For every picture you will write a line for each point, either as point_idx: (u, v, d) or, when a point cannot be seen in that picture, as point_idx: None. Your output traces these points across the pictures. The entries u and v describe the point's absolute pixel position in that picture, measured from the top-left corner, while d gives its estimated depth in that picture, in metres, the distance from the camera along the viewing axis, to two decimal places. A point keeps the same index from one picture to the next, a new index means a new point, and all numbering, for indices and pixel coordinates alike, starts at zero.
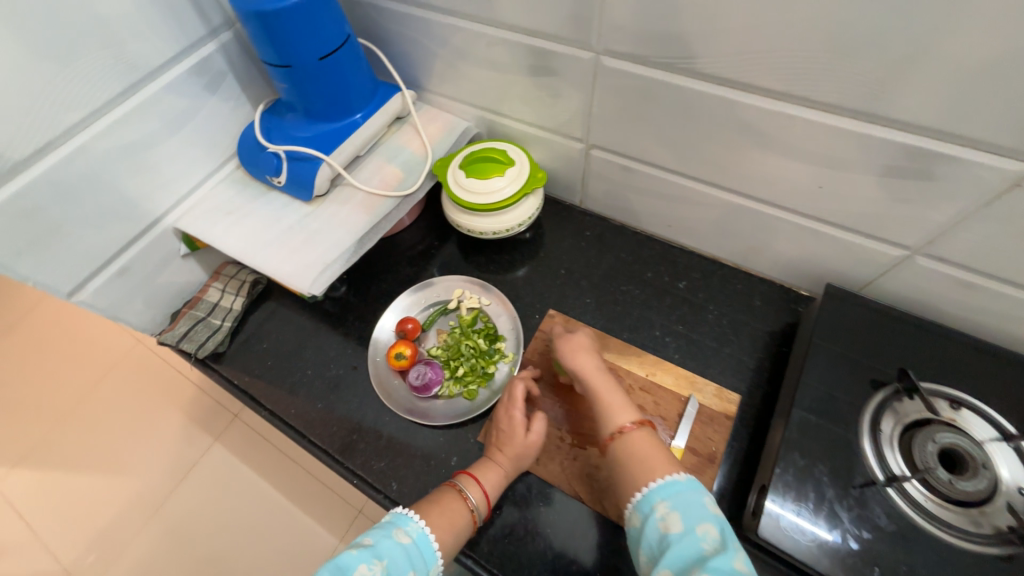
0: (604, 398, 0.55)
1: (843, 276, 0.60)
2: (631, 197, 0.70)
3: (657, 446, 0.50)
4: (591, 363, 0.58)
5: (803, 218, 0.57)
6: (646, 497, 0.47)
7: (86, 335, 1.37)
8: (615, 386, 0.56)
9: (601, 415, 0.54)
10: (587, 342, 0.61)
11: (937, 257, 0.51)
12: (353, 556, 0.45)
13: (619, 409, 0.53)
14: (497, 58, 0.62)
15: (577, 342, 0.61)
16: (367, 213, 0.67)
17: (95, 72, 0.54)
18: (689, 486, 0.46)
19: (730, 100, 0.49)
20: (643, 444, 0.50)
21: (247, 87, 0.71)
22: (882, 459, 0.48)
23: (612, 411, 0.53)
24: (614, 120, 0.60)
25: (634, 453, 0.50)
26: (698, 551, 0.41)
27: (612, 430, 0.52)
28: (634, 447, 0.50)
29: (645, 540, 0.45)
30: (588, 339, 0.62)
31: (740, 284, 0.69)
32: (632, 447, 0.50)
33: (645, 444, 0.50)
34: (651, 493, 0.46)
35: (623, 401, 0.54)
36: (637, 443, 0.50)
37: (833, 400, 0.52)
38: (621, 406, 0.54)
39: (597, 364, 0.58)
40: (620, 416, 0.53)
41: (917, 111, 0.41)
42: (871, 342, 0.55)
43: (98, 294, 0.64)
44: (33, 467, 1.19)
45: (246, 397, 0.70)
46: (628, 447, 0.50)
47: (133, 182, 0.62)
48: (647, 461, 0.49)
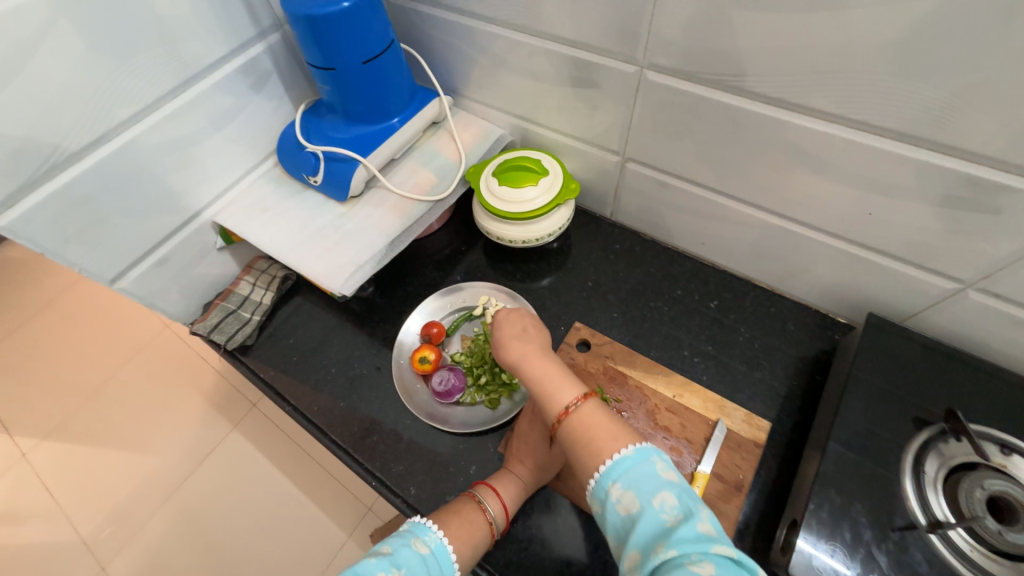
0: (541, 377, 0.49)
1: (886, 306, 0.58)
2: (664, 212, 0.69)
3: (607, 420, 0.45)
4: (521, 346, 0.52)
5: (848, 244, 0.55)
6: (599, 483, 0.42)
7: (118, 317, 1.42)
8: (552, 364, 0.50)
9: (540, 399, 0.49)
10: (518, 324, 0.54)
11: (993, 293, 0.49)
12: (372, 564, 0.43)
13: (558, 388, 0.48)
14: (539, 68, 0.62)
15: (506, 329, 0.54)
16: (400, 216, 0.68)
17: (150, 69, 0.56)
18: (639, 457, 0.41)
19: (779, 120, 0.48)
20: (591, 420, 0.45)
21: (289, 87, 0.73)
22: (925, 502, 0.46)
23: (551, 391, 0.48)
24: (655, 134, 0.59)
25: (582, 435, 0.44)
26: (660, 525, 0.38)
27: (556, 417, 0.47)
28: (580, 426, 0.45)
29: (609, 525, 0.41)
30: (524, 316, 0.56)
31: (773, 307, 0.67)
32: (581, 428, 0.45)
33: (592, 420, 0.45)
34: (602, 477, 0.42)
35: (560, 379, 0.49)
36: (584, 422, 0.45)
37: (872, 436, 0.49)
38: (560, 384, 0.48)
39: (522, 343, 0.52)
40: (561, 395, 0.47)
41: (983, 141, 0.39)
42: (915, 377, 0.52)
43: (137, 282, 0.66)
44: (61, 442, 1.23)
45: (270, 391, 0.71)
46: (575, 429, 0.45)
47: (177, 175, 0.64)
48: (596, 441, 0.44)
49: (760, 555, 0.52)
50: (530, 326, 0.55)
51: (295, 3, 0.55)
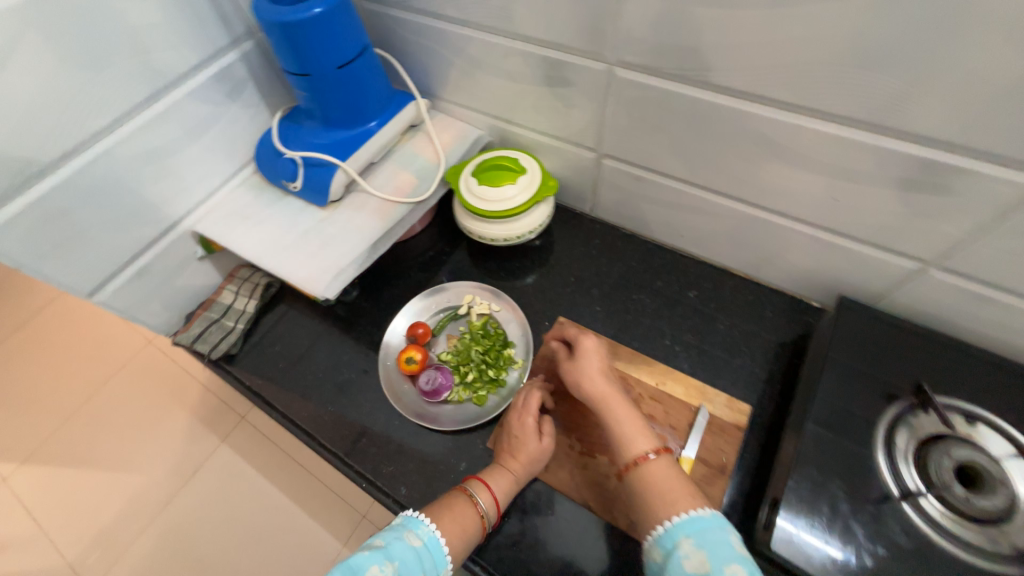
0: (619, 421, 0.51)
1: (856, 288, 0.60)
2: (642, 206, 0.70)
3: (678, 478, 0.48)
4: (608, 387, 0.54)
5: (816, 230, 0.57)
6: (668, 532, 0.44)
7: (98, 334, 1.39)
8: (630, 411, 0.52)
9: (616, 440, 0.51)
10: (601, 364, 0.56)
11: (953, 271, 0.51)
12: (364, 557, 0.45)
13: (639, 435, 0.50)
14: (513, 69, 0.63)
15: (589, 367, 0.56)
16: (381, 219, 0.68)
17: (122, 79, 0.56)
18: (714, 521, 0.43)
19: (744, 111, 0.50)
20: (664, 475, 0.48)
21: (265, 94, 0.73)
22: (897, 474, 0.47)
23: (630, 437, 0.50)
24: (628, 130, 0.60)
25: (654, 485, 0.47)
26: None
27: (631, 459, 0.49)
28: (654, 478, 0.47)
29: None
30: (600, 350, 0.58)
31: (751, 295, 0.69)
32: (653, 478, 0.47)
33: (665, 474, 0.48)
34: (673, 528, 0.44)
35: (637, 426, 0.51)
36: (656, 475, 0.48)
37: (846, 413, 0.51)
38: (636, 431, 0.50)
39: (605, 383, 0.54)
40: (638, 443, 0.50)
41: (933, 126, 0.42)
42: (886, 355, 0.54)
43: (117, 295, 0.65)
44: (42, 464, 1.20)
45: (257, 399, 0.71)
46: (647, 477, 0.48)
47: (154, 186, 0.64)
48: (667, 494, 0.46)
49: (746, 535, 0.53)
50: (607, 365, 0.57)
51: (268, 11, 0.55)
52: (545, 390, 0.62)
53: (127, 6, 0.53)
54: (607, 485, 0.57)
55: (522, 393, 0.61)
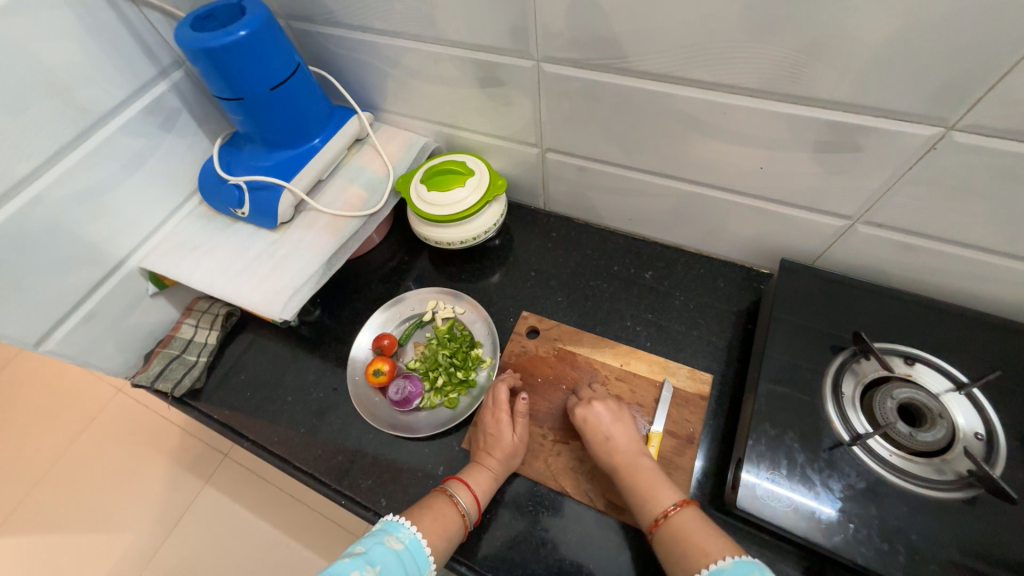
0: (638, 479, 0.52)
1: (797, 251, 0.63)
2: (591, 195, 0.72)
3: (706, 527, 0.48)
4: (622, 445, 0.54)
5: (752, 199, 0.60)
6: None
7: (61, 388, 1.33)
8: (648, 468, 0.53)
9: (637, 500, 0.51)
10: (608, 419, 0.56)
11: (877, 223, 0.54)
12: (345, 564, 0.45)
13: (658, 492, 0.51)
14: (447, 74, 0.64)
15: (601, 424, 0.56)
16: (334, 235, 0.68)
17: (46, 121, 0.54)
18: (742, 572, 0.42)
19: (666, 93, 0.52)
20: (692, 527, 0.48)
21: (202, 122, 0.72)
22: (847, 420, 0.50)
23: (651, 494, 0.51)
24: (565, 123, 0.62)
25: (682, 540, 0.47)
26: None
27: (656, 515, 0.49)
28: (682, 532, 0.47)
29: None
30: (612, 402, 0.58)
31: (703, 269, 0.71)
32: (680, 533, 0.47)
33: (694, 526, 0.48)
34: None
35: (658, 482, 0.51)
36: (683, 527, 0.48)
37: (796, 368, 0.54)
38: (659, 485, 0.51)
39: (619, 437, 0.55)
40: (660, 498, 0.50)
41: (834, 90, 0.44)
42: (828, 310, 0.57)
43: (66, 342, 0.63)
44: (15, 531, 1.15)
45: (227, 431, 0.70)
46: (674, 534, 0.47)
47: (94, 226, 0.62)
48: (699, 544, 0.46)
49: (718, 499, 0.55)
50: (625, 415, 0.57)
51: (191, 38, 0.55)
52: (513, 378, 0.64)
53: (42, 46, 0.52)
54: (582, 469, 0.58)
55: (489, 394, 0.62)
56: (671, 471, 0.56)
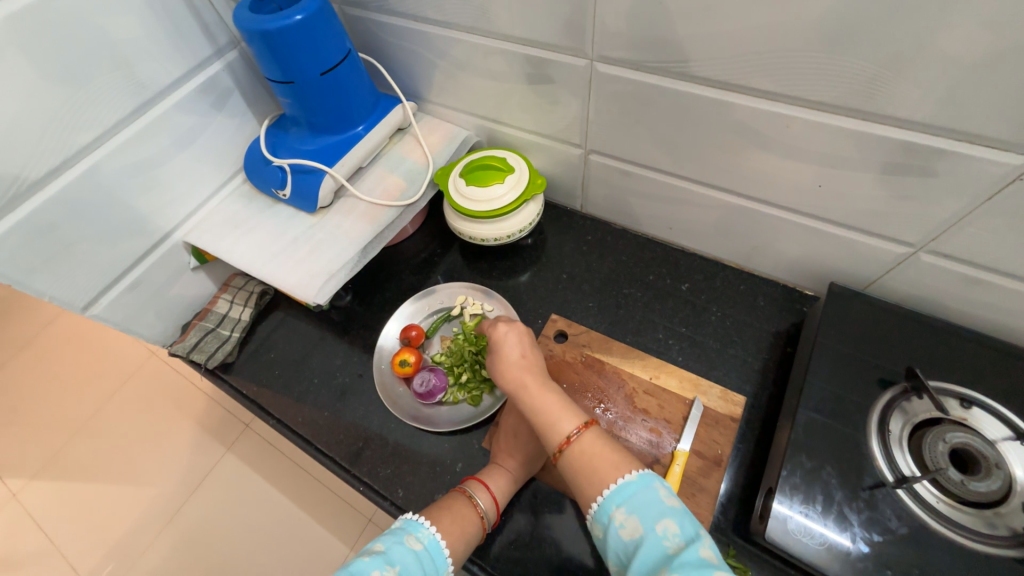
0: (539, 408, 0.49)
1: (848, 275, 0.60)
2: (631, 201, 0.70)
3: (607, 449, 0.46)
4: (521, 374, 0.52)
5: (805, 218, 0.57)
6: (603, 506, 0.43)
7: (102, 347, 1.40)
8: (550, 394, 0.50)
9: (540, 431, 0.49)
10: (512, 351, 0.54)
11: (943, 254, 0.50)
12: (365, 562, 0.43)
13: (557, 419, 0.48)
14: (495, 68, 0.63)
15: (504, 355, 0.54)
16: (371, 223, 0.68)
17: (107, 94, 0.56)
18: (639, 480, 0.42)
19: (725, 101, 0.50)
20: (591, 451, 0.46)
21: (252, 103, 0.73)
22: (891, 459, 0.47)
23: (551, 422, 0.48)
24: (613, 125, 0.60)
25: (583, 465, 0.45)
26: (663, 552, 0.39)
27: (558, 443, 0.47)
28: (581, 458, 0.45)
29: (611, 548, 0.42)
30: (520, 336, 0.56)
31: (743, 286, 0.69)
32: (581, 458, 0.46)
33: (594, 450, 0.46)
34: (606, 501, 0.42)
35: (562, 408, 0.49)
36: (586, 452, 0.46)
37: (840, 401, 0.51)
38: (560, 412, 0.49)
39: (521, 367, 0.53)
40: (560, 425, 0.48)
41: (913, 109, 0.41)
42: (878, 341, 0.54)
43: (111, 308, 0.65)
44: (52, 478, 1.22)
45: (255, 407, 0.71)
46: (575, 460, 0.46)
47: (144, 199, 0.64)
48: (599, 469, 0.45)
49: (742, 526, 0.53)
50: (523, 344, 0.55)
51: (248, 19, 0.55)
52: None
53: (107, 21, 0.54)
54: None
55: None
56: (694, 492, 0.54)
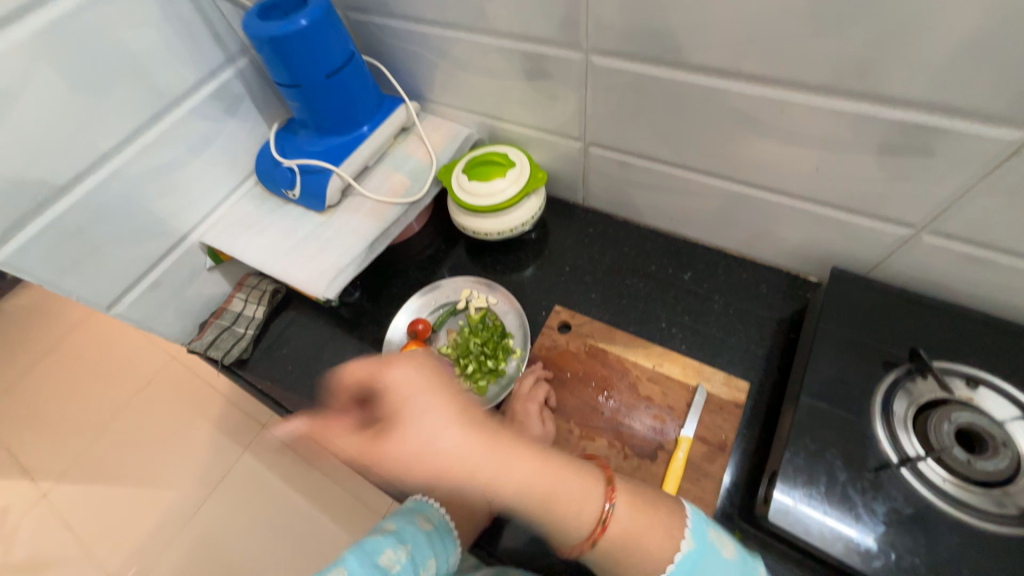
0: (535, 488, 0.41)
1: (850, 260, 0.60)
2: (632, 192, 0.71)
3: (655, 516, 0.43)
4: (495, 457, 0.42)
5: (805, 203, 0.57)
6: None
7: (126, 351, 1.45)
8: (535, 464, 0.42)
9: (558, 517, 0.41)
10: (447, 418, 0.42)
11: (945, 234, 0.50)
12: (378, 540, 0.46)
13: (576, 495, 0.42)
14: (495, 66, 0.64)
15: (434, 430, 0.42)
16: (377, 220, 0.71)
17: (126, 103, 0.59)
18: (699, 541, 0.43)
19: (720, 88, 0.50)
20: (636, 521, 0.42)
21: (262, 108, 0.76)
22: (896, 440, 0.47)
23: (574, 498, 0.41)
24: (611, 118, 0.61)
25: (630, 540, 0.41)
26: None
27: (595, 524, 0.41)
28: (628, 533, 0.42)
29: None
30: (432, 380, 0.45)
31: (746, 273, 0.69)
32: (627, 534, 0.42)
33: (637, 519, 0.42)
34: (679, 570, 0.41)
35: (574, 479, 0.42)
36: (630, 524, 0.42)
37: (842, 383, 0.51)
38: (573, 482, 0.42)
39: (486, 443, 0.42)
40: (583, 501, 0.41)
41: (907, 88, 0.42)
42: (880, 324, 0.54)
43: (133, 307, 0.68)
44: (82, 477, 1.27)
45: (269, 400, 0.74)
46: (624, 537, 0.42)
47: (163, 201, 0.67)
48: (650, 540, 0.42)
49: (747, 510, 0.54)
50: (460, 404, 0.44)
51: (258, 27, 0.58)
52: (542, 375, 0.64)
53: (128, 34, 0.57)
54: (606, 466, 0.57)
55: (523, 381, 0.63)
56: (699, 477, 0.54)
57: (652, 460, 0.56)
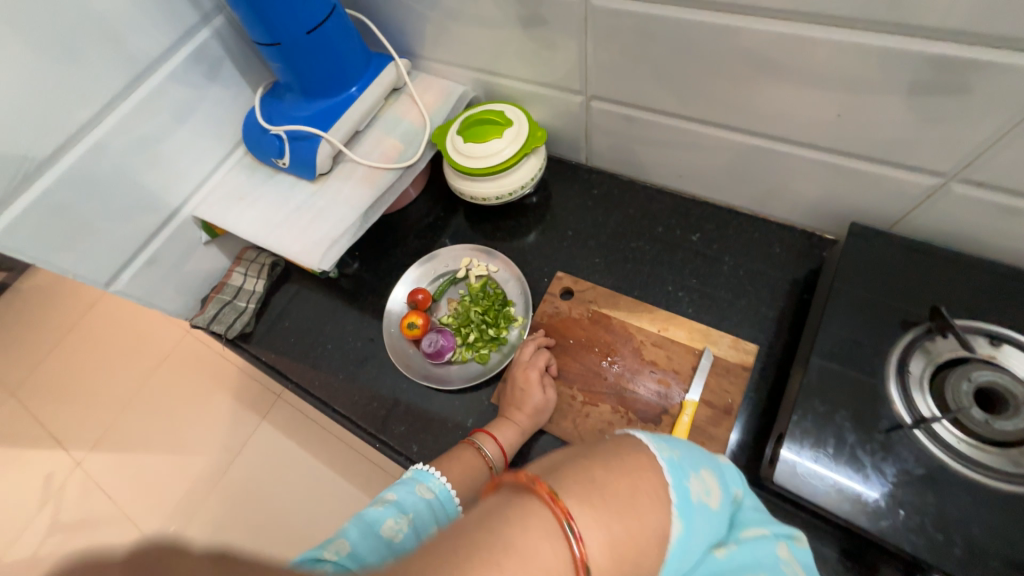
0: None
1: (870, 214, 0.56)
2: (637, 149, 0.67)
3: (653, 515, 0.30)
4: None
5: (824, 153, 0.53)
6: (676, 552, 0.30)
7: (142, 327, 1.48)
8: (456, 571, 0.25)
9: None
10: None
11: (975, 183, 0.46)
12: (379, 511, 0.45)
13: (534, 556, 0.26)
14: (487, 13, 0.59)
15: None
16: (371, 186, 0.68)
17: (99, 68, 0.56)
18: (687, 520, 0.31)
19: (732, 27, 0.46)
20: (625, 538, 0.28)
21: (246, 71, 0.72)
22: (910, 401, 0.45)
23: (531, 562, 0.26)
24: (613, 66, 0.57)
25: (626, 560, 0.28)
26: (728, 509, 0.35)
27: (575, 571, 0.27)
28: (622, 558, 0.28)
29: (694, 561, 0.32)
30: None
31: (758, 233, 0.66)
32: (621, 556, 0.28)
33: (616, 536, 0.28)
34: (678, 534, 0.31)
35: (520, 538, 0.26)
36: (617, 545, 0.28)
37: (856, 344, 0.49)
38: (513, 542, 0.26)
39: None
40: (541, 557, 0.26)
41: (943, 16, 0.37)
42: (899, 281, 0.51)
43: (132, 283, 0.68)
44: (110, 446, 1.32)
45: (275, 372, 0.75)
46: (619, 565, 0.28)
47: (151, 174, 0.65)
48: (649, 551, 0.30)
49: (753, 471, 0.53)
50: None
51: None
52: (543, 343, 0.62)
53: None
54: (610, 431, 0.56)
55: (524, 350, 0.62)
56: (704, 441, 0.54)
57: (657, 424, 0.55)
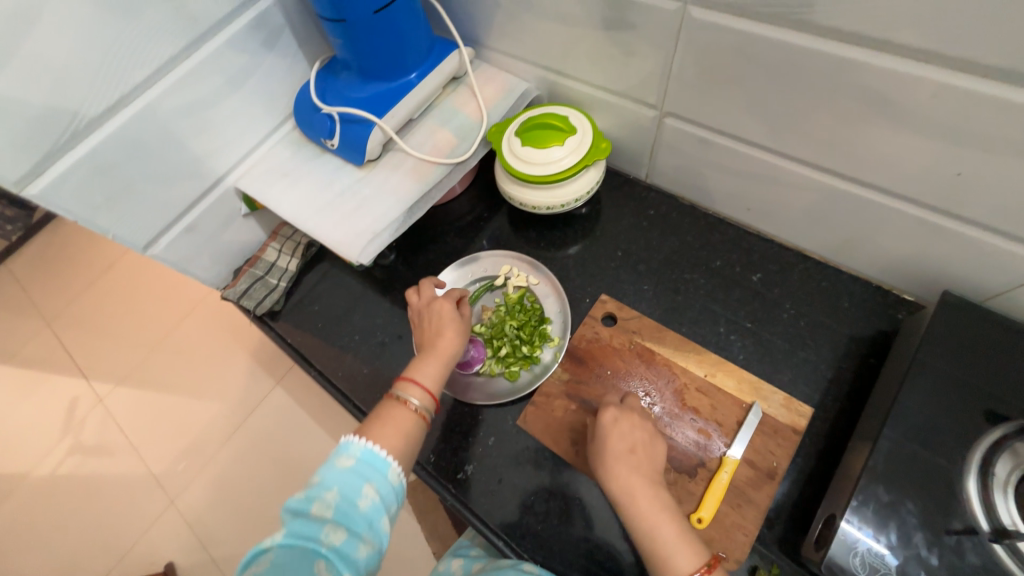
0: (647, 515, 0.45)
1: (966, 283, 0.50)
2: (707, 174, 0.62)
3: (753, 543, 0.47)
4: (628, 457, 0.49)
5: (928, 210, 0.47)
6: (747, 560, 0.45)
7: (172, 277, 1.50)
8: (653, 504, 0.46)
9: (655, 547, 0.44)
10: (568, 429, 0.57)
11: None
12: (303, 500, 0.44)
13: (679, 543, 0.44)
14: (567, 11, 0.55)
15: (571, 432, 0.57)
16: (418, 180, 0.65)
17: (158, 28, 0.54)
18: None
19: (852, 61, 0.40)
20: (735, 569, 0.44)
21: (304, 44, 0.70)
22: (991, 506, 0.41)
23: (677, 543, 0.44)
24: (699, 86, 0.52)
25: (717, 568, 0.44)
26: None
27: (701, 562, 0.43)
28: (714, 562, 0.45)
29: None
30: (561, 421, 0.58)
31: (827, 282, 0.60)
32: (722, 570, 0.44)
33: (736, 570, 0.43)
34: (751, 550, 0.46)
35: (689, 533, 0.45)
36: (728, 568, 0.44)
37: (934, 430, 0.44)
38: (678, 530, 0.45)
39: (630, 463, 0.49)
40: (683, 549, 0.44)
41: None
42: (993, 366, 0.46)
43: (169, 249, 0.67)
44: (131, 386, 1.35)
45: (298, 354, 0.73)
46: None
47: (198, 140, 0.63)
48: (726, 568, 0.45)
49: (791, 545, 0.49)
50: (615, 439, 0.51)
51: None
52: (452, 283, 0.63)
53: None
54: None
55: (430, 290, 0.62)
56: (741, 503, 0.50)
57: (692, 477, 0.51)
